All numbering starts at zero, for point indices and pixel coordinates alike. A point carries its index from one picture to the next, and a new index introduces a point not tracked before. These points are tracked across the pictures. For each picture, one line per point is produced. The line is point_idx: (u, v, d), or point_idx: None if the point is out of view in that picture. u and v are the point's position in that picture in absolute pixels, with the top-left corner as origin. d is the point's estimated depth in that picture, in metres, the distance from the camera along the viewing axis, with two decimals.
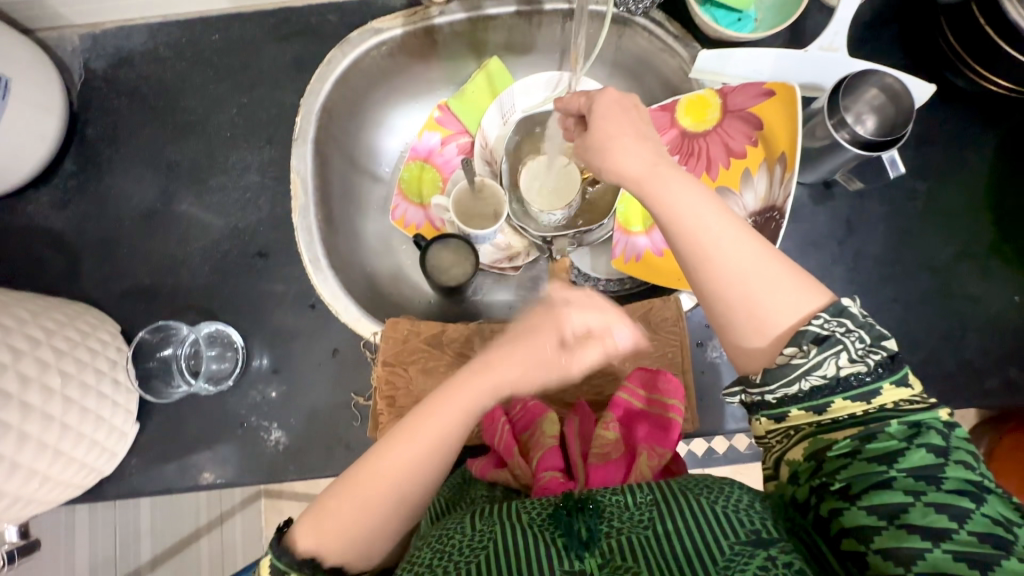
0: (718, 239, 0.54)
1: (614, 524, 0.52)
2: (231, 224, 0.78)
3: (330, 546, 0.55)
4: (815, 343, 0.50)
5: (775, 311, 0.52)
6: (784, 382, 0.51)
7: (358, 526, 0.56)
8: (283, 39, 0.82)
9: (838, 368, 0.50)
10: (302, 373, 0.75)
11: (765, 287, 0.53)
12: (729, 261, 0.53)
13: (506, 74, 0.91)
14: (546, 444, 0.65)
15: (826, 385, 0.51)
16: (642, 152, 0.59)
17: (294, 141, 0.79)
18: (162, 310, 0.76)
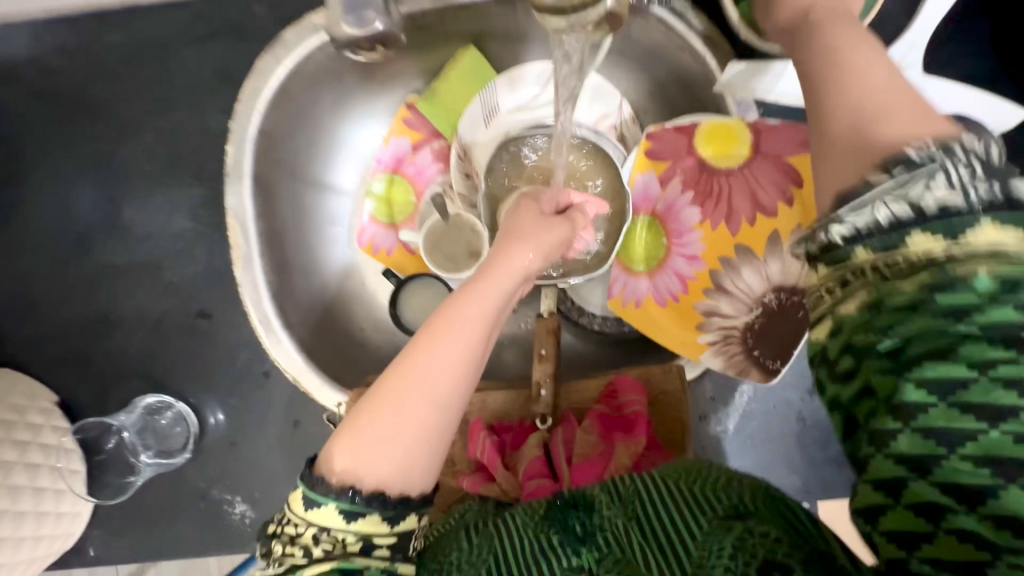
0: (863, 64, 0.35)
1: (605, 514, 0.45)
2: (163, 278, 0.68)
3: (362, 467, 0.42)
4: (909, 166, 0.29)
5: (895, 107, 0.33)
6: (853, 207, 0.29)
7: (392, 447, 0.43)
8: (201, 42, 0.66)
9: (928, 194, 0.28)
10: (261, 442, 0.68)
11: (903, 98, 0.33)
12: (871, 77, 0.34)
13: (488, 68, 0.73)
14: (529, 455, 0.60)
15: (946, 207, 0.27)
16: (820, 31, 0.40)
17: (229, 177, 0.66)
18: (100, 378, 0.68)
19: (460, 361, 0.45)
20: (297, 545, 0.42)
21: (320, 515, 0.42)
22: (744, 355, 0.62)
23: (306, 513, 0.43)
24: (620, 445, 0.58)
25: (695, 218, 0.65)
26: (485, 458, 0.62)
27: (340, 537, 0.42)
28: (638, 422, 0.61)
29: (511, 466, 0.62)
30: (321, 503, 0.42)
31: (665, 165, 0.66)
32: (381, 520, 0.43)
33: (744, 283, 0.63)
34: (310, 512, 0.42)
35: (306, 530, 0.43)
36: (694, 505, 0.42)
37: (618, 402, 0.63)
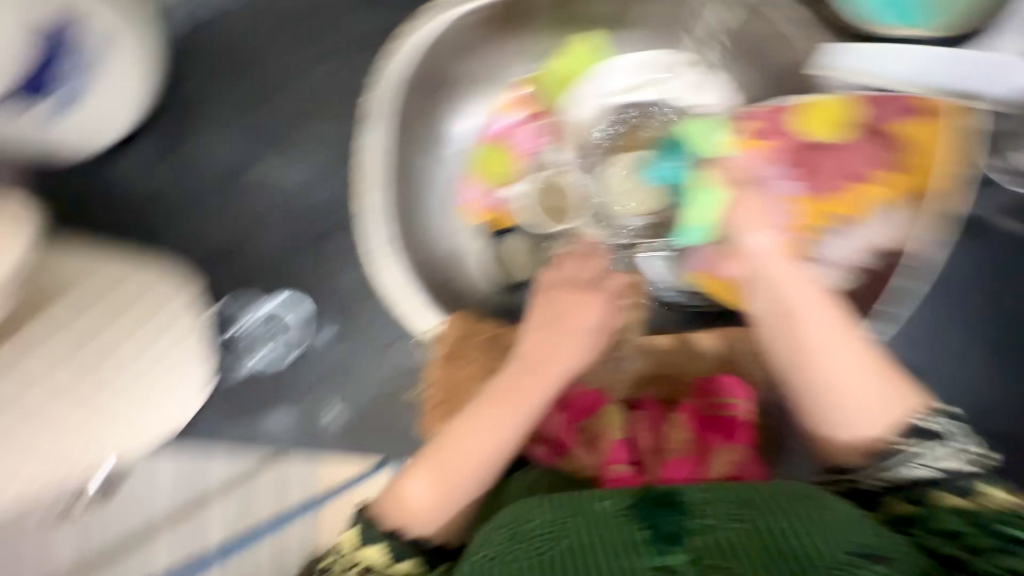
0: (825, 355, 0.57)
1: (706, 520, 0.50)
2: (308, 197, 0.81)
3: (406, 522, 0.61)
4: (919, 435, 0.54)
5: (874, 421, 0.55)
6: (892, 460, 0.55)
7: (439, 500, 0.61)
8: (367, 12, 0.81)
9: (948, 459, 0.53)
10: (367, 343, 0.82)
11: (871, 402, 0.55)
12: (838, 367, 0.56)
13: (606, 48, 0.80)
14: (614, 437, 0.65)
15: (934, 479, 0.53)
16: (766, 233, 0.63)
17: (368, 122, 0.75)
18: (244, 274, 0.82)
19: (490, 444, 0.62)
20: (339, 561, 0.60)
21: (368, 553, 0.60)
22: None
23: (357, 552, 0.60)
24: (719, 450, 0.63)
25: (789, 190, 0.71)
26: (562, 433, 0.68)
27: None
28: (738, 429, 0.66)
29: (592, 442, 0.67)
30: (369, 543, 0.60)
31: (762, 143, 0.71)
32: (417, 563, 0.60)
33: (837, 249, 0.70)
34: (365, 548, 0.60)
35: (355, 564, 0.59)
36: (815, 537, 0.48)
37: (716, 402, 0.69)
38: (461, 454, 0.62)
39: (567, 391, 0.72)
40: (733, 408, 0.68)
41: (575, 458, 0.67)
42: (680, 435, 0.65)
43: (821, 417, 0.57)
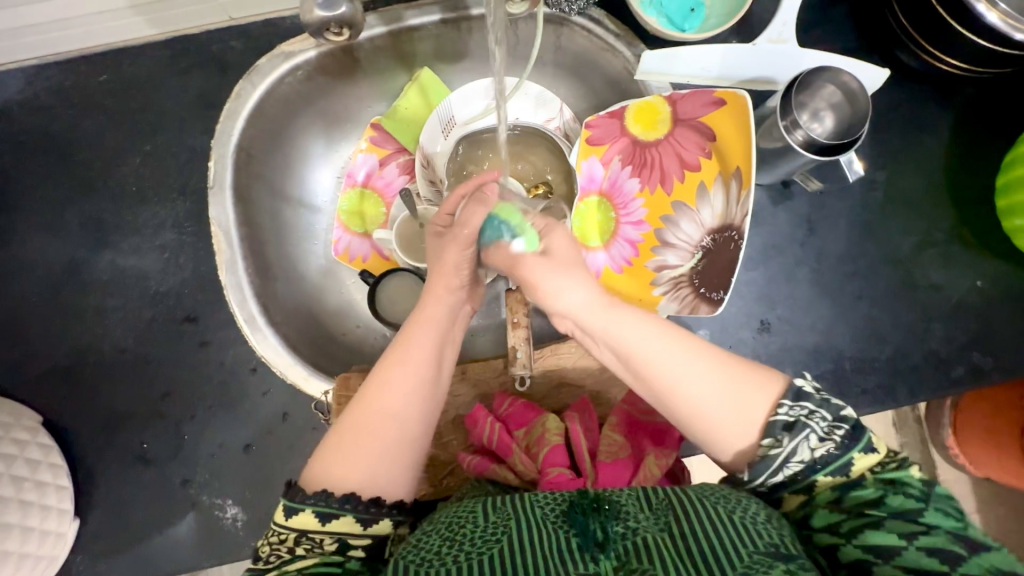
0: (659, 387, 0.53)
1: (630, 524, 0.48)
2: (152, 287, 0.71)
3: (341, 475, 0.50)
4: (787, 431, 0.48)
5: (735, 422, 0.50)
6: (766, 471, 0.49)
7: (375, 451, 0.51)
8: (184, 72, 0.74)
9: (811, 450, 0.47)
10: (250, 437, 0.70)
11: (711, 397, 0.51)
12: (680, 384, 0.52)
13: (442, 86, 0.84)
14: (550, 442, 0.64)
15: (808, 469, 0.48)
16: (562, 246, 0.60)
17: (211, 188, 0.72)
18: (89, 391, 0.70)
19: (389, 419, 0.53)
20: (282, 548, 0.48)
21: (338, 526, 0.49)
22: (692, 294, 0.68)
23: (288, 521, 0.48)
24: (650, 455, 0.62)
25: (636, 187, 0.74)
26: (497, 444, 0.66)
27: (319, 538, 0.49)
28: (669, 434, 0.65)
29: (527, 448, 0.65)
30: (301, 509, 0.48)
31: (604, 148, 0.74)
32: (355, 521, 0.49)
33: (686, 235, 0.72)
34: (331, 525, 0.49)
35: (289, 535, 0.48)
36: (733, 536, 0.45)
37: (649, 407, 0.67)
38: (358, 445, 0.51)
39: (499, 403, 0.69)
40: (666, 413, 0.66)
41: (508, 467, 0.65)
42: (614, 436, 0.65)
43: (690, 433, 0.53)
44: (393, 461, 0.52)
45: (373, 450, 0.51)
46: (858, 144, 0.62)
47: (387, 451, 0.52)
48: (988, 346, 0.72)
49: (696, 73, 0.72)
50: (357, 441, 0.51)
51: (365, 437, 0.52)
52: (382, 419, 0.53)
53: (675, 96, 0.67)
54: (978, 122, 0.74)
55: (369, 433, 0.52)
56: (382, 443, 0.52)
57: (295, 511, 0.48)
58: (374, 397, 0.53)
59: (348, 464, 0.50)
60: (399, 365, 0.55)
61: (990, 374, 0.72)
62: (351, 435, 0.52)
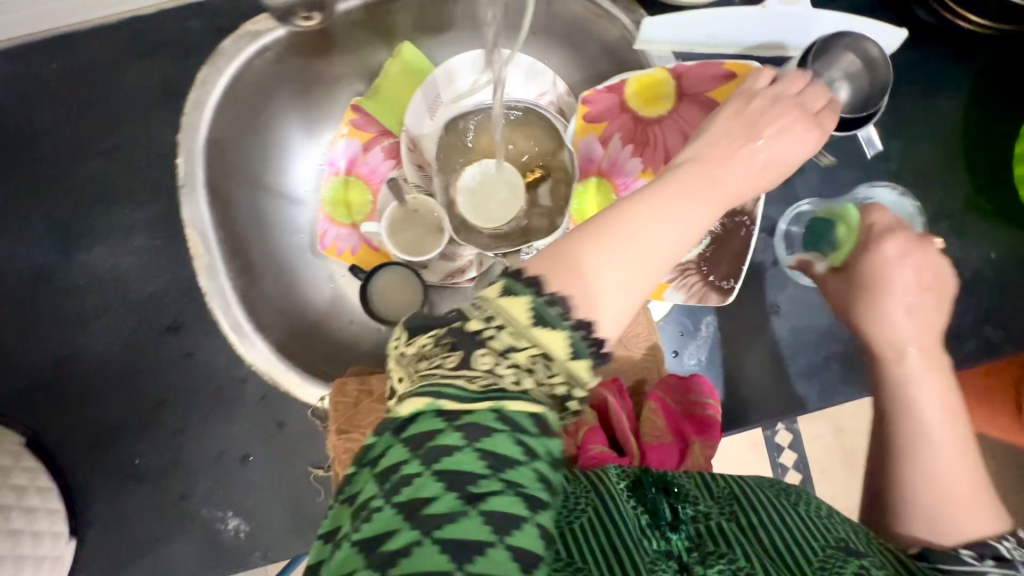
0: (931, 451, 0.49)
1: (699, 508, 0.48)
2: (127, 296, 0.67)
3: (605, 286, 0.38)
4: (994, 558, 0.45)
5: (966, 526, 0.48)
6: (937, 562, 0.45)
7: (637, 271, 0.39)
8: (141, 58, 0.67)
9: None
10: (247, 447, 0.67)
11: (957, 493, 0.48)
12: (942, 472, 0.49)
13: (424, 59, 0.77)
14: (589, 424, 0.60)
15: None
16: (914, 267, 0.55)
17: (182, 188, 0.67)
18: (70, 408, 0.67)
19: (659, 250, 0.41)
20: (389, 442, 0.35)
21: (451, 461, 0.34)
22: (700, 283, 0.67)
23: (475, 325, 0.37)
24: (697, 442, 0.62)
25: (637, 168, 0.70)
26: None
27: (485, 381, 0.36)
28: (713, 426, 0.64)
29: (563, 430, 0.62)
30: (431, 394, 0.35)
31: (604, 125, 0.70)
32: (536, 391, 0.37)
33: None
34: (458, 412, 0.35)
35: (459, 367, 0.36)
36: (805, 532, 0.44)
37: (688, 397, 0.65)
38: (620, 245, 0.40)
39: None
40: (706, 406, 0.64)
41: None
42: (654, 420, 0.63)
43: (903, 508, 0.50)
44: (621, 300, 0.39)
45: (621, 259, 0.39)
46: (875, 118, 0.60)
47: (650, 266, 0.40)
48: (1001, 320, 0.71)
49: (700, 40, 0.67)
50: (609, 237, 0.40)
51: (613, 234, 0.40)
52: (655, 224, 0.41)
53: (682, 68, 0.65)
54: (998, 82, 0.70)
55: (621, 235, 0.40)
56: (649, 270, 0.40)
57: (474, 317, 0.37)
58: (634, 213, 0.41)
59: (617, 265, 0.39)
60: (662, 184, 0.44)
61: (1002, 348, 0.71)
62: (591, 243, 0.39)
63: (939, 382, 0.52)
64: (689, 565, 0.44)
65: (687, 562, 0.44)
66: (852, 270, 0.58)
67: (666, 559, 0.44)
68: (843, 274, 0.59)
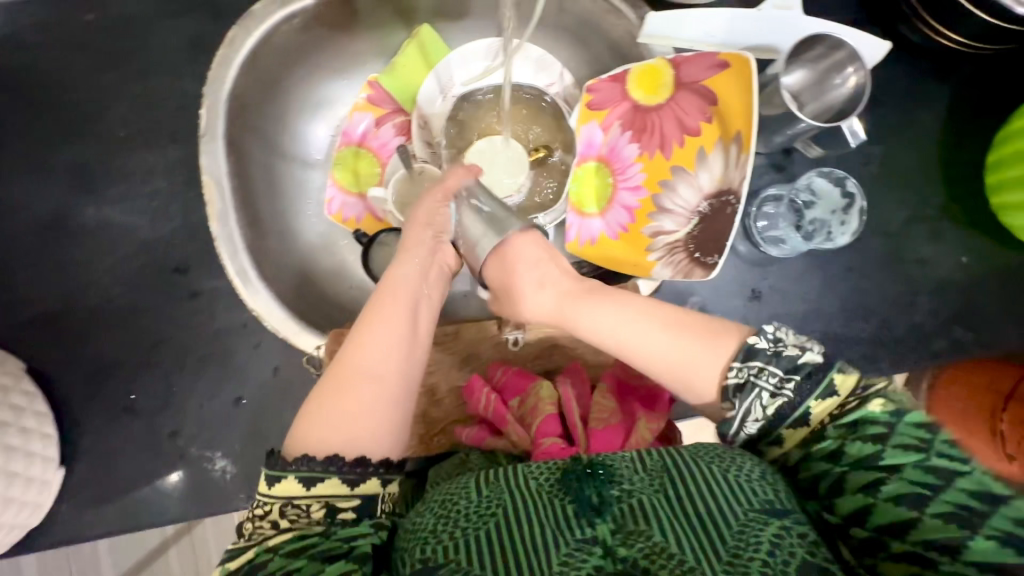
0: (618, 347, 0.56)
1: (624, 487, 0.47)
2: (141, 236, 0.70)
3: (325, 436, 0.50)
4: (737, 390, 0.49)
5: (694, 378, 0.52)
6: (732, 426, 0.50)
7: (356, 416, 0.51)
8: (174, 15, 0.71)
9: (763, 408, 0.48)
10: (240, 390, 0.70)
11: (688, 359, 0.52)
12: (644, 349, 0.54)
13: (442, 45, 0.83)
14: (544, 412, 0.63)
15: (770, 421, 0.49)
16: (530, 245, 0.62)
17: (202, 138, 0.70)
18: (74, 339, 0.69)
19: (386, 355, 0.54)
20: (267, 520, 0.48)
21: (323, 489, 0.48)
22: (687, 258, 0.69)
23: (273, 489, 0.48)
24: (642, 419, 0.62)
25: (634, 153, 0.74)
26: (494, 411, 0.66)
27: (304, 505, 0.48)
28: (659, 398, 0.66)
29: (522, 419, 0.65)
30: (284, 477, 0.48)
31: (605, 112, 0.74)
32: (342, 483, 0.49)
33: (683, 201, 0.72)
34: (317, 487, 0.48)
35: (275, 504, 0.48)
36: (732, 498, 0.46)
37: (639, 371, 0.69)
38: (363, 367, 0.53)
39: (493, 373, 0.70)
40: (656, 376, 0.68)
41: (505, 436, 0.64)
42: (605, 401, 0.65)
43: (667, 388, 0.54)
44: (358, 424, 0.51)
45: (344, 401, 0.51)
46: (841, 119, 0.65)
47: (364, 409, 0.51)
48: (969, 322, 0.74)
49: (699, 37, 0.71)
50: (339, 400, 0.51)
51: (346, 397, 0.51)
52: (371, 346, 0.54)
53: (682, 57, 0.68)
54: (975, 99, 0.75)
55: (348, 388, 0.52)
56: (369, 386, 0.52)
57: (276, 479, 0.48)
58: (362, 361, 0.53)
59: (329, 431, 0.50)
60: (377, 321, 0.56)
61: (970, 348, 0.74)
62: (333, 402, 0.51)
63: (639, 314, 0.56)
64: (613, 549, 0.45)
65: (611, 546, 0.45)
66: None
67: (590, 546, 0.45)
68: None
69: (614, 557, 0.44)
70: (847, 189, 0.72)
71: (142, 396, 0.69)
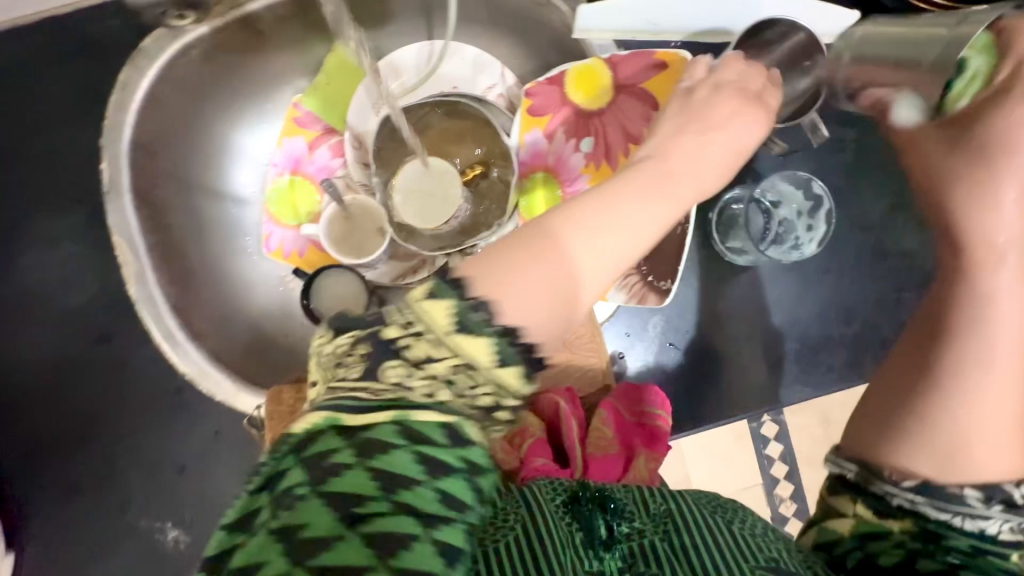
0: (1002, 373, 0.39)
1: (635, 524, 0.45)
2: (58, 307, 0.66)
3: (530, 308, 0.31)
4: (1002, 502, 0.37)
5: (982, 457, 0.38)
6: (932, 501, 0.38)
7: (557, 304, 0.32)
8: (60, 62, 0.65)
9: (1003, 534, 0.37)
10: (184, 457, 0.66)
11: (991, 434, 0.38)
12: (987, 390, 0.38)
13: (363, 55, 0.74)
14: (535, 434, 0.58)
15: (980, 534, 0.37)
16: (757, 128, 0.47)
17: (107, 194, 0.65)
18: (5, 420, 0.66)
19: (599, 253, 0.34)
20: (425, 374, 0.30)
21: (467, 343, 0.30)
22: (641, 282, 0.63)
23: (451, 342, 0.30)
24: (643, 456, 0.59)
25: (581, 163, 0.67)
26: None
27: (388, 386, 0.30)
28: (663, 438, 0.61)
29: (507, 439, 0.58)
30: (485, 331, 0.30)
31: (547, 119, 0.66)
32: (518, 375, 0.31)
33: None
34: (503, 369, 0.31)
35: (439, 373, 0.31)
36: (737, 552, 0.41)
37: (642, 407, 0.63)
38: (604, 255, 0.33)
39: None
40: (657, 417, 0.62)
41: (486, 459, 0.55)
42: (603, 432, 0.61)
43: (912, 422, 0.40)
44: (551, 313, 0.32)
45: (551, 278, 0.32)
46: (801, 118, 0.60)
47: (565, 290, 0.33)
48: None
49: (641, 28, 0.63)
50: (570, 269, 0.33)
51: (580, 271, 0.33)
52: (601, 223, 0.34)
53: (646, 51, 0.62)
54: None
55: (577, 248, 0.33)
56: (560, 277, 0.33)
57: (489, 325, 0.31)
58: (620, 226, 0.34)
59: (530, 315, 0.31)
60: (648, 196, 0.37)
61: None
62: (535, 257, 0.32)
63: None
64: None
65: None
66: (966, 132, 0.45)
67: None
68: (951, 134, 0.46)
69: None
70: (814, 192, 0.66)
71: (82, 473, 0.66)
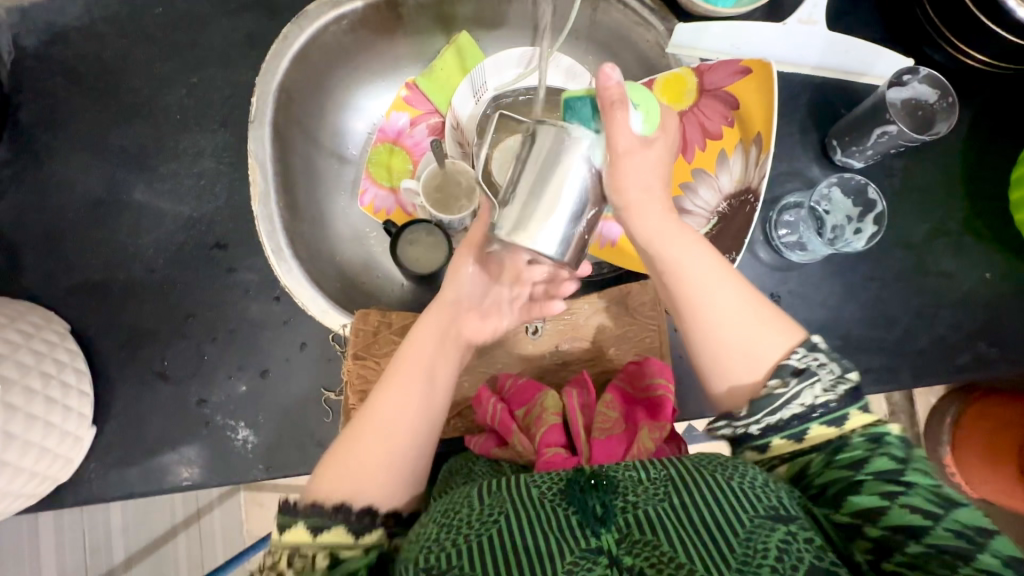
0: (697, 303, 0.54)
1: (628, 498, 0.46)
2: (187, 212, 0.74)
3: (335, 481, 0.51)
4: (795, 374, 0.50)
5: (751, 365, 0.52)
6: (765, 409, 0.50)
7: (371, 469, 0.53)
8: (233, 13, 0.77)
9: (814, 397, 0.49)
10: (270, 363, 0.72)
11: (749, 342, 0.52)
12: (714, 309, 0.54)
13: (477, 51, 0.85)
14: (548, 421, 0.62)
15: (808, 412, 0.49)
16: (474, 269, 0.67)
17: (251, 123, 0.75)
18: (116, 305, 0.73)
19: (396, 432, 0.55)
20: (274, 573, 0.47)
21: (330, 536, 0.49)
22: None
23: (282, 538, 0.49)
24: (643, 429, 0.60)
25: None
26: (499, 422, 0.65)
27: (309, 554, 0.48)
28: (663, 407, 0.63)
29: (526, 430, 0.64)
30: (292, 524, 0.49)
31: None
32: (347, 531, 0.50)
33: (703, 202, 0.75)
34: (324, 535, 0.49)
35: (281, 556, 0.48)
36: (733, 506, 0.45)
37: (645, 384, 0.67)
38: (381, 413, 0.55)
39: (503, 384, 0.70)
40: (658, 387, 0.65)
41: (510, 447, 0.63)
42: (608, 412, 0.64)
43: (711, 366, 0.54)
44: (371, 478, 0.52)
45: (377, 450, 0.54)
46: None
47: (376, 469, 0.53)
48: (994, 338, 0.74)
49: (724, 50, 0.75)
50: (363, 456, 0.53)
51: (367, 453, 0.53)
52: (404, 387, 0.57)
53: (631, 143, 0.52)
54: (998, 118, 0.76)
55: (372, 445, 0.54)
56: (367, 470, 0.53)
57: (319, 528, 0.49)
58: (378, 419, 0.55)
59: (372, 474, 0.52)
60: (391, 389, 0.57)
61: (993, 364, 0.74)
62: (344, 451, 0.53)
63: (709, 253, 0.56)
64: (617, 557, 0.44)
65: (615, 555, 0.44)
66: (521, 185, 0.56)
67: (595, 556, 0.44)
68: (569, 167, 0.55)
69: (619, 566, 0.43)
70: (868, 197, 0.74)
71: (174, 363, 0.72)
